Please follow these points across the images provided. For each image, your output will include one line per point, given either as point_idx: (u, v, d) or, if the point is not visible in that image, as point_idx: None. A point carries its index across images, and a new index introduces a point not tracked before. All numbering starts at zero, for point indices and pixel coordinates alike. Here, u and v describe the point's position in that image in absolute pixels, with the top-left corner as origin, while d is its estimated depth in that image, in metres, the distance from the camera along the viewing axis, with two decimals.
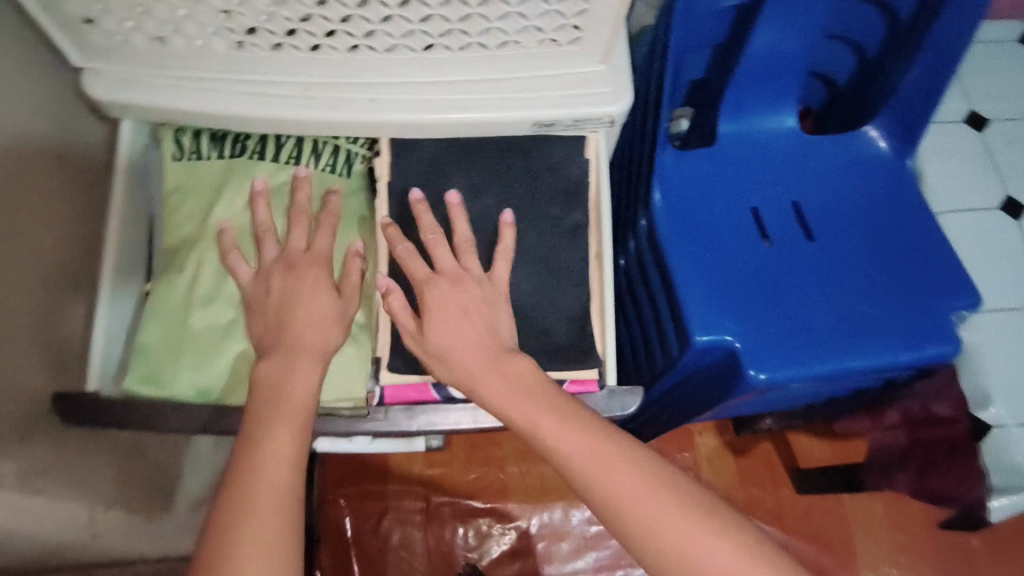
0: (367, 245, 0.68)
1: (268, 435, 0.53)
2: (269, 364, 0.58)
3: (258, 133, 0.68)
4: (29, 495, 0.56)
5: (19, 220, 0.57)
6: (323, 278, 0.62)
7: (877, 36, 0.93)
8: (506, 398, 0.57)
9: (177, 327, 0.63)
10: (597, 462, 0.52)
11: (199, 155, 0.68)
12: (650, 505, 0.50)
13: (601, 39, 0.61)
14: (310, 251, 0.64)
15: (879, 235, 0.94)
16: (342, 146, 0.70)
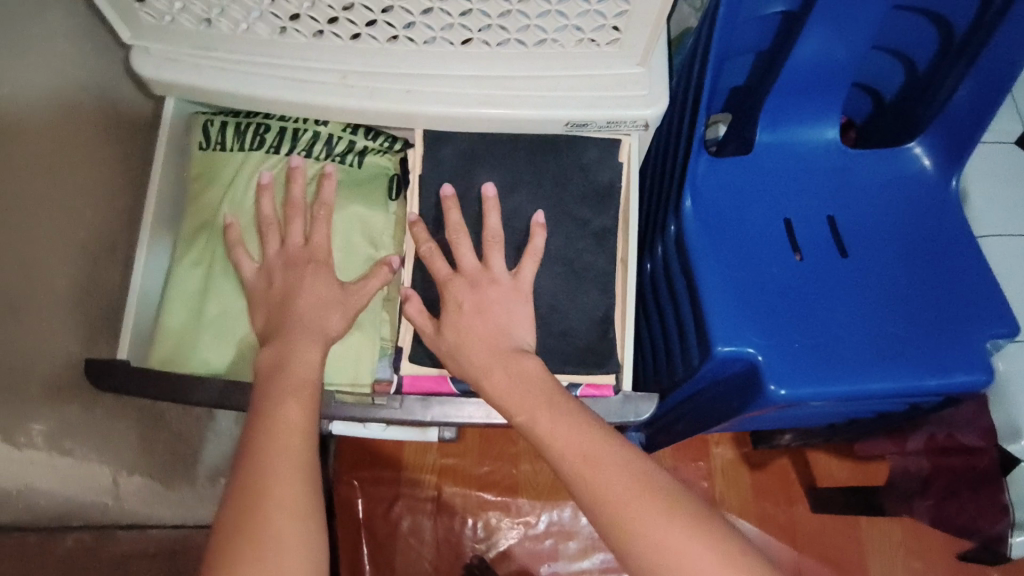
0: (375, 236, 0.68)
1: (280, 408, 0.54)
2: (291, 346, 0.59)
3: (276, 126, 0.69)
4: (57, 455, 0.58)
5: (62, 190, 0.59)
6: (322, 275, 0.62)
7: (929, 50, 0.90)
8: (513, 395, 0.57)
9: (196, 305, 0.65)
10: (593, 464, 0.52)
11: (220, 148, 0.69)
12: (636, 506, 0.49)
13: (640, 42, 0.60)
14: (307, 248, 0.63)
15: (915, 256, 0.91)
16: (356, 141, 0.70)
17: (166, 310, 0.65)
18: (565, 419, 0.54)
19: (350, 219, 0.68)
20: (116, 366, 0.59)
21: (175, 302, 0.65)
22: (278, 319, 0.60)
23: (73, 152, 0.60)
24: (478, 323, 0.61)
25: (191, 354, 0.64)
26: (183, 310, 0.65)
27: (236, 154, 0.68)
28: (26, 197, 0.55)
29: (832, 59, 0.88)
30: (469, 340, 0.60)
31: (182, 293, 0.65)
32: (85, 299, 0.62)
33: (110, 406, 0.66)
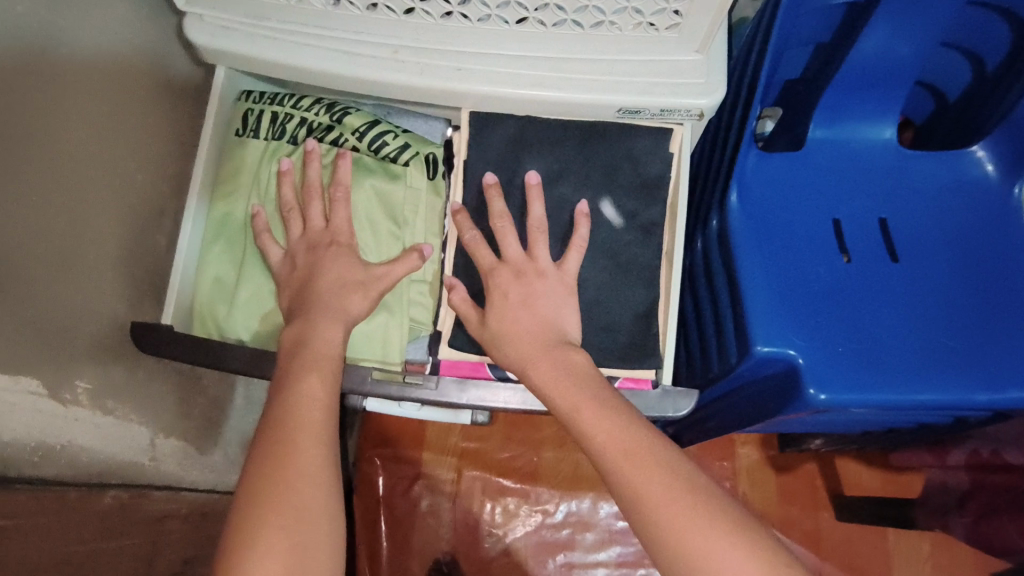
0: (400, 219, 0.67)
1: (303, 380, 0.55)
2: (332, 322, 0.59)
3: (298, 115, 0.68)
4: (100, 413, 0.59)
5: (115, 152, 0.60)
6: (343, 254, 0.62)
7: (1000, 50, 0.85)
8: (557, 385, 0.56)
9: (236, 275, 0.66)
10: (639, 464, 0.50)
11: (253, 136, 0.68)
12: (675, 507, 0.48)
13: (701, 27, 0.58)
14: (327, 229, 0.63)
15: (971, 265, 0.87)
16: (380, 125, 0.68)
17: (205, 280, 0.66)
18: (608, 417, 0.53)
19: (375, 206, 0.66)
20: (161, 330, 0.61)
21: (217, 271, 0.67)
22: (299, 298, 0.61)
23: (126, 116, 0.61)
24: (523, 314, 0.60)
25: (230, 322, 0.64)
26: (222, 280, 0.67)
27: (266, 143, 0.68)
28: (81, 157, 0.56)
29: (894, 58, 0.85)
30: (518, 330, 0.60)
31: (220, 269, 0.67)
32: (132, 262, 0.63)
33: (150, 369, 0.67)
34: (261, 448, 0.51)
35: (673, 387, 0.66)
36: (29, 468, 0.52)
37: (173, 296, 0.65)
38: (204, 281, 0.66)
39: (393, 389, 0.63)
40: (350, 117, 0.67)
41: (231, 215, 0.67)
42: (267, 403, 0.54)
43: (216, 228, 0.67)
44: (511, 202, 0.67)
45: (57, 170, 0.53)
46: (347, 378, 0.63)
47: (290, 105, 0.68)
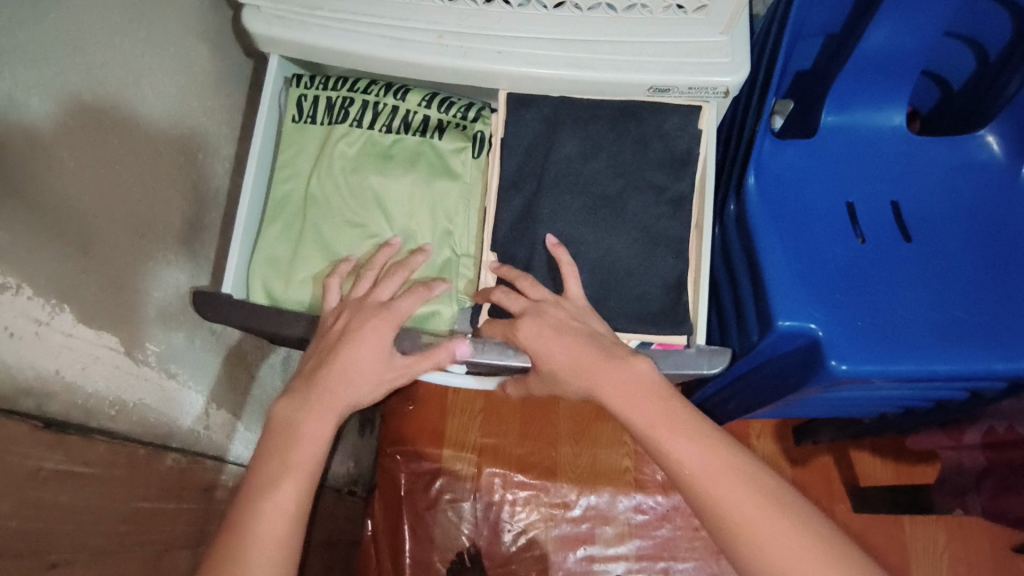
0: (448, 202, 0.70)
1: (269, 500, 0.51)
2: (353, 368, 0.59)
3: (360, 100, 0.72)
4: (165, 376, 0.63)
5: (183, 130, 0.65)
6: (381, 334, 0.60)
7: (1003, 40, 0.89)
8: (577, 366, 0.60)
9: (289, 248, 0.69)
10: (714, 482, 0.51)
11: (310, 122, 0.72)
12: (710, 475, 0.51)
13: (726, 10, 0.62)
14: (384, 305, 0.62)
15: (982, 244, 0.91)
16: (431, 115, 0.72)
17: (258, 255, 0.69)
18: (691, 436, 0.53)
19: (425, 196, 0.70)
20: (220, 299, 0.64)
21: (271, 249, 0.69)
22: (311, 376, 0.59)
23: (189, 100, 0.66)
24: (560, 340, 0.61)
25: (289, 292, 0.68)
26: (277, 255, 0.69)
27: (326, 127, 0.71)
28: (155, 133, 0.61)
29: (899, 48, 0.89)
30: (554, 349, 0.61)
31: (275, 248, 0.69)
32: (189, 237, 0.67)
33: (207, 339, 0.71)
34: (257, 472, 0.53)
35: (705, 346, 0.68)
36: (105, 420, 0.55)
37: (233, 268, 0.69)
38: (259, 253, 0.69)
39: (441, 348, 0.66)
40: (404, 107, 0.72)
41: (290, 196, 0.71)
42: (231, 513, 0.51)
43: (275, 209, 0.70)
44: (546, 178, 0.71)
45: (132, 146, 0.58)
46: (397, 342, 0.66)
47: (347, 90, 0.72)
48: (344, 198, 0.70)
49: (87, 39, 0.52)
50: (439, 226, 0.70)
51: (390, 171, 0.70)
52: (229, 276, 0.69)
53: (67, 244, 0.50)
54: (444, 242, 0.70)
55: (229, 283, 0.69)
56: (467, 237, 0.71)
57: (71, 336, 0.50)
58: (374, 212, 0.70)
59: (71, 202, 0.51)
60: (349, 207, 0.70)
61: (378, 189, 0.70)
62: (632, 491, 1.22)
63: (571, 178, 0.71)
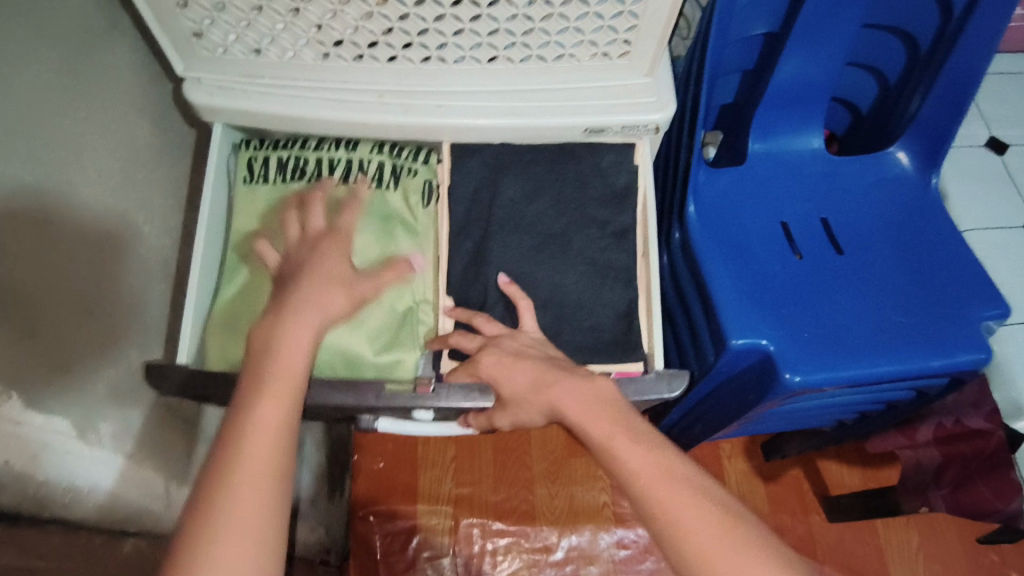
0: (408, 245, 0.72)
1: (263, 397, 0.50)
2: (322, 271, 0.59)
3: (315, 156, 0.73)
4: (121, 457, 0.61)
5: (129, 203, 0.65)
6: (334, 254, 0.61)
7: (898, 64, 0.99)
8: (529, 397, 0.61)
9: (241, 310, 0.68)
10: (654, 474, 0.52)
11: (261, 181, 0.73)
12: (644, 464, 0.53)
13: (648, 54, 0.67)
14: (329, 229, 0.64)
15: (906, 250, 0.97)
16: (386, 161, 0.74)
17: (215, 318, 0.68)
18: (641, 444, 0.55)
19: (382, 243, 0.71)
20: (171, 368, 0.63)
21: (229, 308, 0.69)
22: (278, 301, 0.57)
23: (134, 173, 0.67)
24: (520, 364, 0.63)
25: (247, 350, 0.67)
26: (235, 316, 0.68)
27: (279, 184, 0.73)
28: (100, 208, 0.60)
29: (808, 77, 0.97)
30: (512, 373, 0.63)
31: (232, 310, 0.68)
32: (137, 310, 0.66)
33: (163, 415, 0.70)
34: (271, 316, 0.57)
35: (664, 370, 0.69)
36: (60, 508, 0.53)
37: (188, 336, 0.68)
38: (213, 318, 0.68)
39: (405, 398, 0.64)
40: (359, 155, 0.73)
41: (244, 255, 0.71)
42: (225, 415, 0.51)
43: (230, 270, 0.70)
44: (493, 220, 0.74)
45: (79, 220, 0.57)
46: (361, 395, 0.64)
47: (297, 149, 0.74)
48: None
49: (29, 118, 0.52)
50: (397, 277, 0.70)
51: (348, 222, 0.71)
52: (184, 345, 0.68)
53: (11, 329, 0.49)
54: (404, 288, 0.70)
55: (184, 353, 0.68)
56: (422, 283, 0.72)
57: (19, 423, 0.48)
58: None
59: (16, 283, 0.50)
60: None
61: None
62: (612, 526, 1.21)
63: (518, 219, 0.74)
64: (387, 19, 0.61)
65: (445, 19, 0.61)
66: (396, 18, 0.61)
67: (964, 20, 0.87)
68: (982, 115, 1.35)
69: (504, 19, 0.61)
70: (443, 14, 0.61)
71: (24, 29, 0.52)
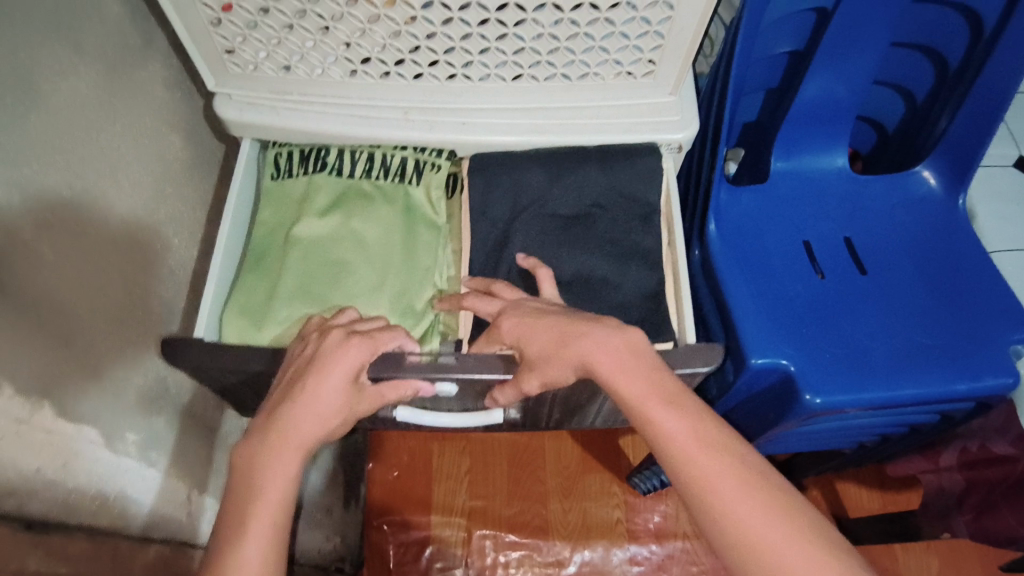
0: (428, 238, 0.73)
1: (258, 498, 0.52)
2: (345, 357, 0.57)
3: (337, 149, 0.74)
4: (146, 465, 0.62)
5: (160, 214, 0.67)
6: (356, 363, 0.57)
7: (926, 83, 0.98)
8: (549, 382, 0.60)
9: (262, 299, 0.69)
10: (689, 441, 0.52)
11: (287, 177, 0.74)
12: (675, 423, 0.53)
13: (672, 73, 0.68)
14: (364, 334, 0.60)
15: (932, 271, 0.95)
16: (409, 156, 0.74)
17: (234, 304, 0.68)
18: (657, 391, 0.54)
19: (401, 234, 0.72)
20: (189, 344, 0.63)
21: (247, 293, 0.69)
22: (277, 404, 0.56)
23: (166, 185, 0.68)
24: (543, 323, 0.60)
25: (264, 332, 0.67)
26: (253, 300, 0.69)
27: (302, 180, 0.73)
28: (131, 220, 0.62)
29: (833, 95, 0.96)
30: (534, 334, 0.60)
31: (254, 294, 0.69)
32: (165, 320, 0.68)
33: (185, 422, 0.70)
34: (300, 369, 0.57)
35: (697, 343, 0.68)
36: (87, 516, 0.54)
37: (205, 314, 0.68)
38: (233, 300, 0.69)
39: (425, 369, 0.61)
40: (382, 150, 0.74)
41: (266, 256, 0.71)
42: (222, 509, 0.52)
43: (254, 261, 0.71)
44: (519, 205, 0.73)
45: (111, 231, 0.59)
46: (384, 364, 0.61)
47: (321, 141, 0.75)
48: (322, 244, 0.71)
49: (67, 132, 0.54)
50: (416, 269, 0.71)
51: (369, 211, 0.72)
52: (202, 319, 0.68)
53: (45, 340, 0.50)
54: (426, 280, 0.71)
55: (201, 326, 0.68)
56: (442, 274, 0.73)
57: (51, 432, 0.49)
58: (356, 259, 0.70)
59: (51, 295, 0.51)
60: (331, 246, 0.70)
61: (358, 231, 0.71)
62: (625, 541, 1.20)
63: (542, 203, 0.73)
64: (414, 37, 0.62)
65: (472, 39, 0.62)
66: (423, 37, 0.62)
67: (994, 42, 0.86)
68: (1011, 135, 1.33)
69: (529, 38, 0.62)
70: (470, 33, 0.61)
71: (63, 46, 0.54)
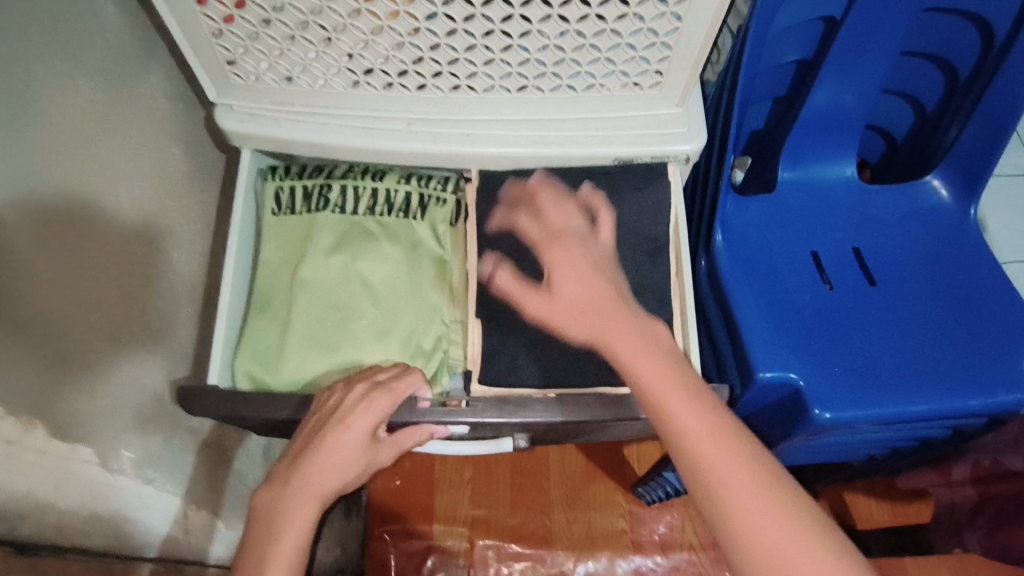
0: (434, 277, 0.72)
1: (276, 545, 0.53)
2: (365, 411, 0.58)
3: (340, 185, 0.73)
4: (142, 483, 0.61)
5: (160, 227, 0.66)
6: (375, 418, 0.58)
7: (937, 92, 0.96)
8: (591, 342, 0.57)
9: (269, 342, 0.68)
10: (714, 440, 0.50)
11: (290, 212, 0.73)
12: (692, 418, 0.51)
13: (679, 85, 0.67)
14: (383, 385, 0.60)
15: (943, 283, 0.94)
16: (414, 191, 0.75)
17: (242, 349, 0.68)
18: (669, 381, 0.53)
19: (405, 271, 0.72)
20: (201, 393, 0.62)
21: (256, 339, 0.68)
22: (299, 454, 0.57)
23: (166, 197, 0.67)
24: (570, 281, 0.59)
25: (275, 379, 0.67)
26: (262, 345, 0.68)
27: (305, 215, 0.73)
28: (129, 234, 0.61)
29: (842, 104, 0.95)
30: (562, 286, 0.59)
31: (261, 338, 0.68)
32: (164, 335, 0.67)
33: (185, 438, 0.70)
34: (320, 420, 0.58)
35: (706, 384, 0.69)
36: (80, 538, 0.53)
37: (216, 359, 0.68)
38: (241, 348, 0.68)
39: (438, 414, 0.62)
40: (387, 186, 0.74)
41: (276, 278, 0.71)
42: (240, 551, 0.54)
43: (260, 302, 0.70)
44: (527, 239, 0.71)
45: (109, 245, 0.58)
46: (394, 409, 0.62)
47: (324, 177, 0.74)
48: (328, 288, 0.70)
49: (66, 147, 0.53)
50: (422, 308, 0.71)
51: (375, 252, 0.72)
52: (213, 366, 0.68)
53: (39, 358, 0.49)
54: (432, 318, 0.70)
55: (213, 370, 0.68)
56: (448, 307, 0.72)
57: (43, 452, 0.49)
58: (362, 301, 0.70)
59: (46, 313, 0.50)
60: (335, 290, 0.69)
61: (364, 272, 0.71)
62: (630, 553, 1.18)
63: None
64: (417, 49, 0.61)
65: (476, 50, 0.61)
66: (426, 48, 0.61)
67: (1006, 50, 0.85)
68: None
69: (534, 49, 0.61)
70: (474, 45, 0.60)
71: (62, 60, 0.53)
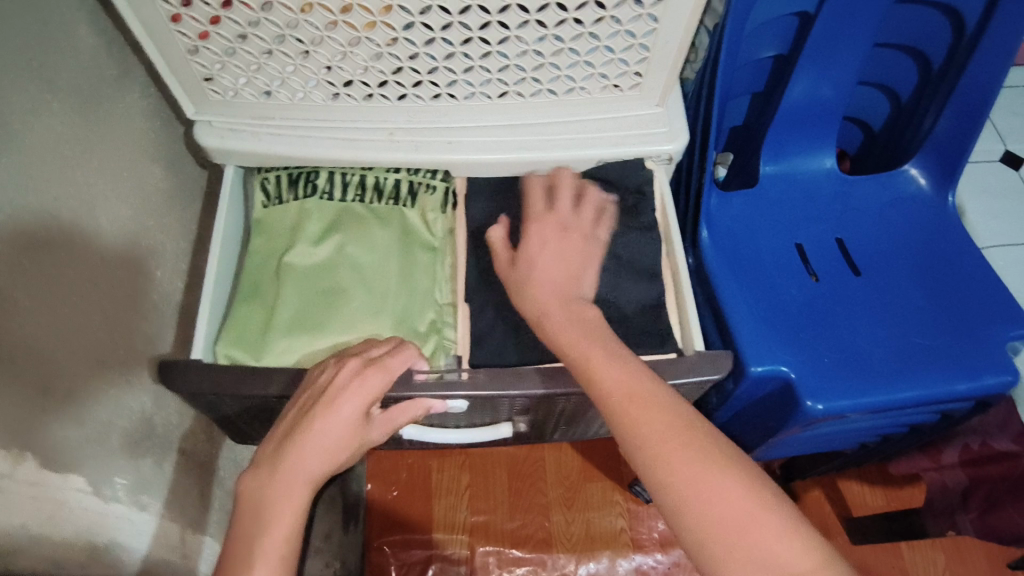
0: (422, 266, 0.71)
1: (266, 530, 0.50)
2: (356, 387, 0.56)
3: (327, 171, 0.73)
4: (135, 509, 0.60)
5: (141, 246, 0.65)
6: (367, 395, 0.56)
7: (910, 82, 0.98)
8: (571, 337, 0.56)
9: (257, 328, 0.67)
10: (639, 399, 0.50)
11: (277, 203, 0.73)
12: (616, 380, 0.52)
13: (659, 84, 0.67)
14: (376, 360, 0.58)
15: (925, 270, 0.95)
16: (403, 178, 0.74)
17: (227, 333, 0.66)
18: (615, 359, 0.53)
19: (395, 263, 0.71)
20: (184, 365, 0.62)
21: (242, 329, 0.67)
22: (287, 436, 0.54)
23: (146, 217, 0.67)
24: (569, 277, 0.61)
25: (262, 361, 0.65)
26: (249, 331, 0.67)
27: (292, 202, 0.72)
28: (111, 256, 0.60)
29: (819, 98, 0.96)
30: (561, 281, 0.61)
31: (246, 323, 0.67)
32: (150, 355, 0.66)
33: (176, 459, 0.69)
34: (311, 399, 0.56)
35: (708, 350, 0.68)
36: (75, 569, 0.52)
37: (200, 345, 0.66)
38: (230, 326, 0.67)
39: (433, 388, 0.62)
40: (376, 174, 0.74)
41: (262, 280, 0.70)
42: (223, 547, 0.50)
43: (249, 289, 0.69)
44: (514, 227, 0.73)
45: (90, 269, 0.57)
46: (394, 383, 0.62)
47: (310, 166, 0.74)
48: (317, 272, 0.69)
49: (43, 172, 0.52)
50: (415, 292, 0.70)
51: (365, 236, 0.71)
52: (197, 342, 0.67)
53: (21, 390, 0.48)
54: (426, 302, 0.70)
55: (199, 347, 0.66)
56: (441, 287, 0.72)
57: (34, 483, 0.48)
58: (353, 284, 0.69)
59: (28, 343, 0.49)
60: (325, 275, 0.69)
61: (353, 255, 0.70)
62: (630, 551, 1.19)
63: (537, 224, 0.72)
64: (396, 59, 0.61)
65: (455, 58, 0.61)
66: (405, 58, 0.61)
67: (976, 40, 0.86)
68: (996, 130, 1.33)
69: (513, 55, 0.61)
70: (452, 53, 0.61)
71: (36, 85, 0.52)
